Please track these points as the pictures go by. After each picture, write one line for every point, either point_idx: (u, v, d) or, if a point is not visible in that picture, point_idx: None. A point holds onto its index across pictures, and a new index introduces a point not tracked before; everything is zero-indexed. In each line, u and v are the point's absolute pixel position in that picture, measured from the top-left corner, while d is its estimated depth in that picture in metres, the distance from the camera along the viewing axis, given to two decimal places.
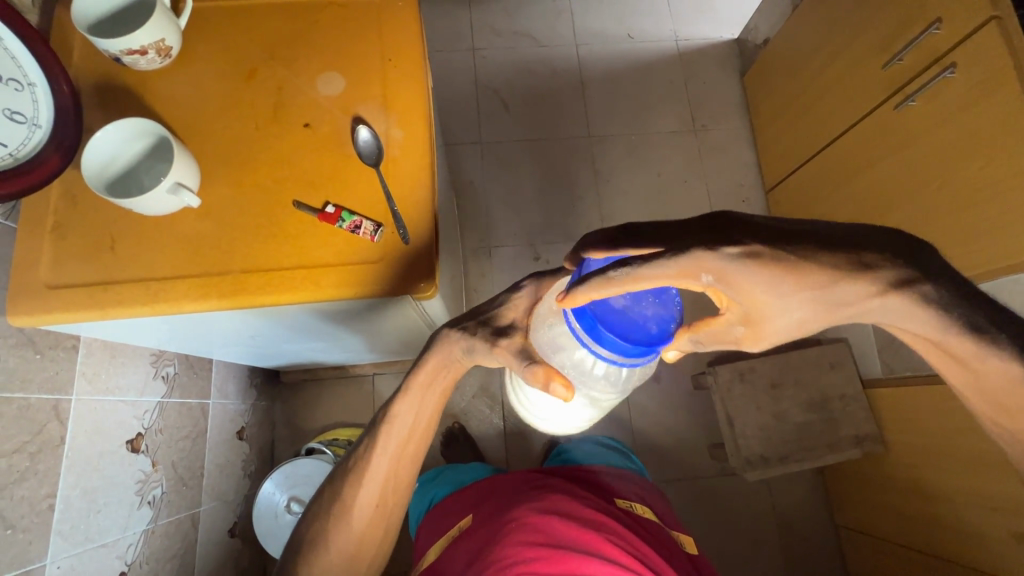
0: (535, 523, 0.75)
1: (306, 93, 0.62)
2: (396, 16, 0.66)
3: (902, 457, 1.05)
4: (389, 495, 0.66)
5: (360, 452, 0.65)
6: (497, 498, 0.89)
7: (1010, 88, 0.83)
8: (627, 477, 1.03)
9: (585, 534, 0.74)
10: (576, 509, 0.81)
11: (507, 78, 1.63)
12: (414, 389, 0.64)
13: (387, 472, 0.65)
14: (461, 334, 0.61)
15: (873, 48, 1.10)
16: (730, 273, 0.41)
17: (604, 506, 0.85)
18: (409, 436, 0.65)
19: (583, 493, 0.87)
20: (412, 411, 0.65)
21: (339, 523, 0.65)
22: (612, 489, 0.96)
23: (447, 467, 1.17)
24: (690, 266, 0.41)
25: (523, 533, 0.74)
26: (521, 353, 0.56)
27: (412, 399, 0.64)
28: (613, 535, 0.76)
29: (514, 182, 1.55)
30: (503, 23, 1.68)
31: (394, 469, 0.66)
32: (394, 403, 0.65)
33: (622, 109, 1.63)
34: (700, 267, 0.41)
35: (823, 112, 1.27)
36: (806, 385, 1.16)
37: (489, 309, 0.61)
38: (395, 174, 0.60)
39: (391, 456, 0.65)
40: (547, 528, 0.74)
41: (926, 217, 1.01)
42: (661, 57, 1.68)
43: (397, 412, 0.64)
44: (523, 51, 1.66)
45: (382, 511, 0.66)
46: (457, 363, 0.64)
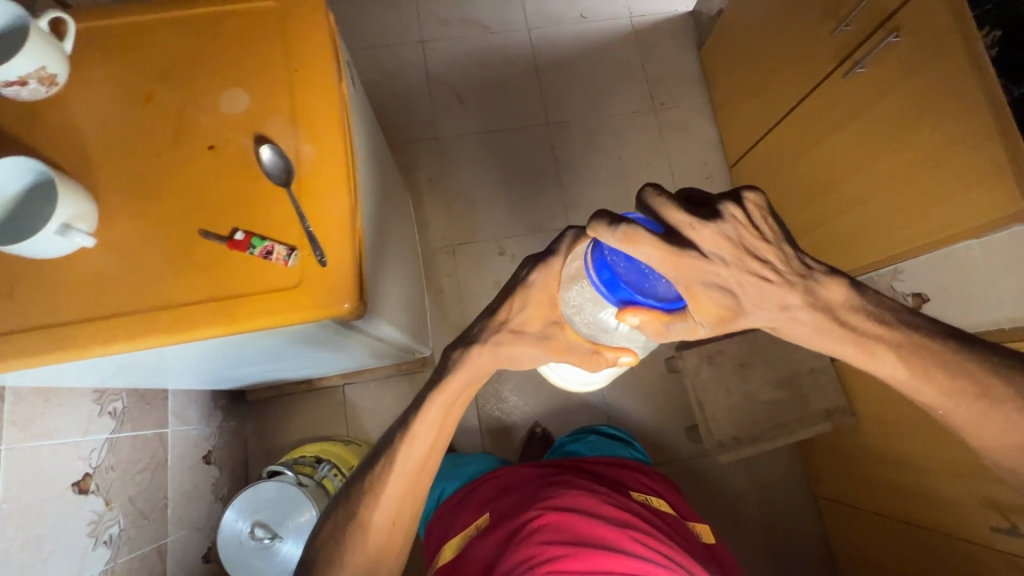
0: (553, 521, 0.74)
1: (206, 114, 0.58)
2: (302, 21, 0.62)
3: (872, 427, 1.05)
4: (406, 508, 0.67)
5: (377, 466, 0.66)
6: (517, 495, 0.88)
7: (952, 50, 0.81)
8: (630, 467, 1.02)
9: (606, 530, 0.73)
10: (591, 504, 0.79)
11: (459, 68, 1.59)
12: (431, 408, 0.65)
13: (402, 486, 0.66)
14: (491, 345, 0.64)
15: (820, 14, 1.07)
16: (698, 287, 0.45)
17: (617, 498, 0.83)
18: (424, 452, 0.67)
19: (596, 486, 0.85)
20: (432, 426, 0.66)
21: (356, 537, 0.65)
22: (619, 482, 0.95)
23: (452, 459, 1.18)
24: (675, 263, 0.44)
25: (544, 533, 0.73)
26: (573, 348, 0.61)
27: (430, 417, 0.66)
28: (634, 528, 0.75)
29: (474, 176, 1.51)
30: (451, 12, 1.63)
31: (410, 484, 0.66)
32: (409, 423, 0.66)
33: (579, 92, 1.59)
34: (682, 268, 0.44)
35: (779, 82, 1.25)
36: (774, 364, 1.13)
37: (512, 317, 0.63)
38: (307, 193, 0.57)
39: (407, 470, 0.66)
40: (568, 527, 0.73)
41: (880, 185, 0.99)
42: (616, 36, 1.63)
43: (414, 430, 0.66)
44: (474, 39, 1.61)
45: (397, 527, 0.66)
46: (479, 378, 0.67)
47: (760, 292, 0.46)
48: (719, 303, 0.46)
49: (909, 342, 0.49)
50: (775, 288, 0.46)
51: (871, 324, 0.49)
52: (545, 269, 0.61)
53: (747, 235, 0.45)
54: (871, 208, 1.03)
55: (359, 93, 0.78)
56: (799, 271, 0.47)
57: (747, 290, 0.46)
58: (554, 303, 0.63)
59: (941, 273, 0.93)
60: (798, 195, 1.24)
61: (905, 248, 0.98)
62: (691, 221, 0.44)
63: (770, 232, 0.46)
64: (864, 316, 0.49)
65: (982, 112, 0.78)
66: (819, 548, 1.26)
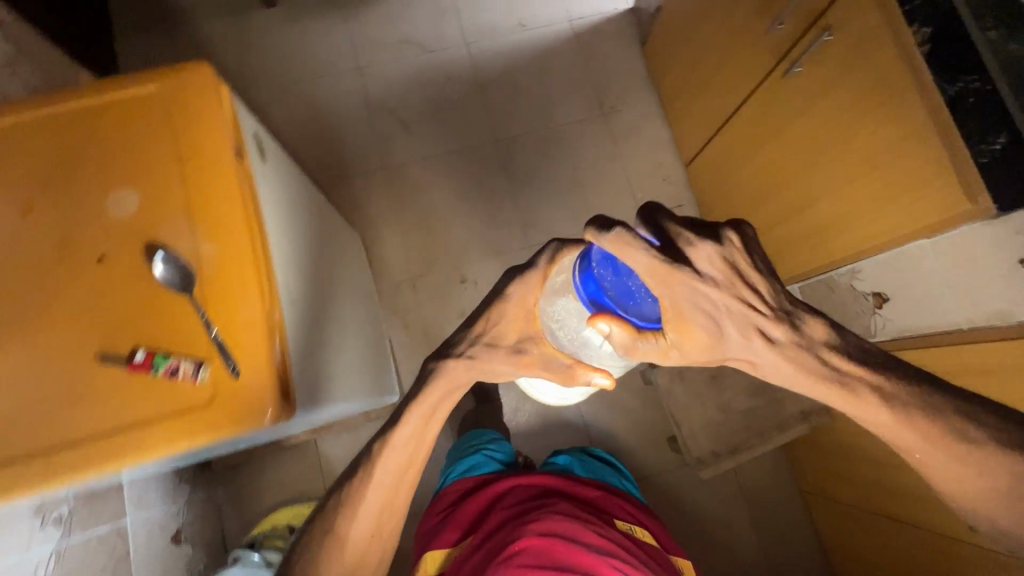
0: (534, 547, 0.73)
1: (91, 222, 0.54)
2: (193, 103, 0.57)
3: (847, 427, 1.04)
4: (386, 522, 0.67)
5: (353, 480, 0.66)
6: (504, 515, 0.87)
7: (884, 47, 0.78)
8: (615, 492, 1.00)
9: (588, 559, 0.72)
10: (575, 530, 0.78)
11: (399, 93, 1.53)
12: (408, 426, 0.65)
13: (376, 503, 0.65)
14: (468, 361, 0.63)
15: (755, 12, 1.05)
16: (681, 302, 0.44)
17: (602, 526, 0.83)
18: (399, 472, 0.66)
19: (583, 512, 0.84)
20: (408, 441, 0.65)
21: (331, 553, 0.64)
22: (605, 509, 0.93)
23: (449, 458, 1.18)
24: (664, 277, 0.43)
25: (525, 557, 0.72)
26: (549, 362, 0.61)
27: (407, 435, 0.65)
28: (617, 559, 0.74)
29: (428, 203, 1.47)
30: (384, 34, 1.57)
31: (392, 492, 0.66)
32: (385, 441, 0.66)
33: (526, 104, 1.55)
34: (671, 281, 0.43)
35: (722, 80, 1.22)
36: (746, 371, 1.12)
37: (488, 330, 0.63)
38: (213, 298, 0.52)
39: (382, 487, 0.65)
40: (548, 555, 0.72)
41: (826, 188, 0.97)
42: (557, 42, 1.59)
43: (388, 450, 0.65)
44: (412, 61, 1.55)
45: (376, 541, 0.66)
46: (455, 392, 0.65)
47: (745, 320, 0.45)
48: (699, 324, 0.45)
49: (891, 395, 0.46)
50: (761, 322, 0.45)
51: (854, 369, 0.46)
52: (522, 284, 0.61)
53: (742, 261, 0.44)
54: (819, 210, 1.01)
55: (275, 159, 0.73)
56: (786, 308, 0.45)
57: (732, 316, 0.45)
58: (532, 316, 0.62)
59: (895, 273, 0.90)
60: (752, 195, 1.22)
61: (857, 249, 0.95)
62: (691, 239, 0.43)
63: (763, 264, 0.45)
64: (850, 361, 0.46)
65: (920, 114, 0.76)
66: (810, 543, 1.26)
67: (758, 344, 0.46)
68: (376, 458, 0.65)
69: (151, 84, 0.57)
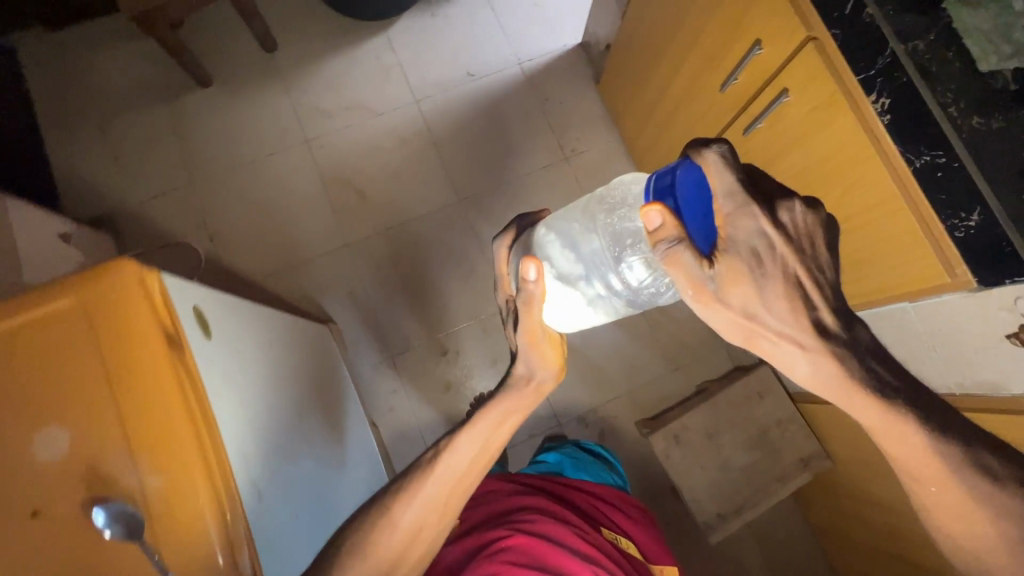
0: (519, 544, 0.79)
1: (21, 471, 0.51)
2: (113, 311, 0.53)
3: (849, 473, 1.03)
4: (439, 509, 0.73)
5: (416, 473, 0.74)
6: (494, 515, 0.92)
7: (845, 113, 0.76)
8: (609, 501, 1.03)
9: (567, 560, 0.78)
10: (562, 535, 0.83)
11: (354, 163, 1.47)
12: (482, 422, 0.77)
13: (444, 492, 0.74)
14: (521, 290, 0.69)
15: (706, 65, 1.02)
16: (744, 241, 0.56)
17: (588, 532, 0.88)
18: (469, 469, 0.75)
19: (572, 517, 0.90)
20: (471, 447, 0.75)
21: (380, 535, 0.70)
22: (594, 516, 0.97)
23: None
24: (745, 213, 0.56)
25: (509, 554, 0.78)
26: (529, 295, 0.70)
27: (482, 429, 0.77)
28: (596, 561, 0.79)
29: (398, 274, 1.42)
30: (330, 101, 1.51)
31: (447, 493, 0.74)
32: (456, 437, 0.76)
33: (485, 157, 1.51)
34: (752, 219, 0.56)
35: (682, 125, 1.20)
36: (741, 424, 1.10)
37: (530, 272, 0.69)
38: (163, 539, 0.50)
39: (450, 477, 0.74)
40: (531, 553, 0.78)
41: None
42: (508, 87, 1.55)
43: (459, 446, 0.75)
44: (362, 126, 1.50)
45: (416, 541, 0.72)
46: (513, 409, 0.78)
47: (794, 289, 0.57)
48: (750, 274, 0.56)
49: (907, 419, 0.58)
50: (808, 304, 0.57)
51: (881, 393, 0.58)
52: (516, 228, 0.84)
53: (807, 247, 0.58)
54: None
55: (242, 349, 0.69)
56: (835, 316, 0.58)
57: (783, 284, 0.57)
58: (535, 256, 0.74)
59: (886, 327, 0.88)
60: None
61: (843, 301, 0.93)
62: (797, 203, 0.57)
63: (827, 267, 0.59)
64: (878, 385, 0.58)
65: (887, 184, 0.74)
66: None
67: (796, 310, 0.58)
68: (439, 457, 0.74)
69: (61, 297, 0.53)
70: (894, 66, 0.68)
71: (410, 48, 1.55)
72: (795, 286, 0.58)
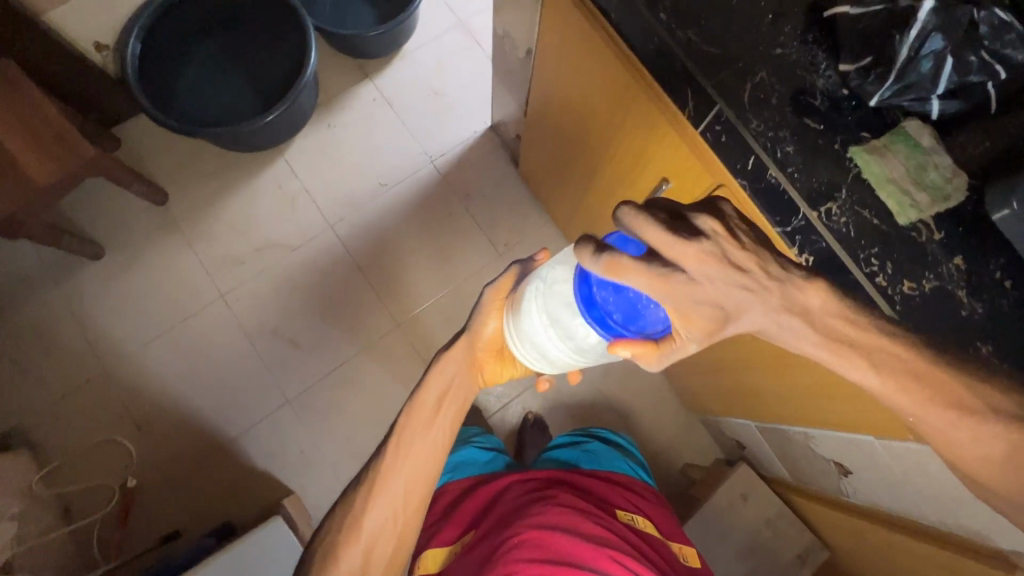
0: (533, 539, 0.73)
1: None
2: None
3: (850, 568, 1.00)
4: (401, 505, 0.73)
5: (377, 470, 0.75)
6: (499, 513, 0.85)
7: None
8: (619, 484, 0.96)
9: (585, 550, 0.72)
10: (574, 522, 0.78)
11: (278, 311, 1.37)
12: (421, 409, 0.78)
13: (401, 488, 0.74)
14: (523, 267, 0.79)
15: (620, 180, 0.96)
16: (682, 305, 0.53)
17: (604, 517, 0.81)
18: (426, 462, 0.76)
19: (582, 501, 0.83)
20: (417, 430, 0.77)
21: (350, 535, 0.72)
22: (606, 498, 0.90)
23: (465, 446, 1.14)
24: (663, 281, 0.52)
25: (522, 550, 0.72)
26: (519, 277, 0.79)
27: (423, 419, 0.78)
28: (617, 551, 0.74)
29: (351, 420, 1.33)
30: (239, 245, 1.40)
31: (410, 484, 0.74)
32: (411, 425, 0.77)
33: (417, 271, 1.42)
34: (670, 280, 0.52)
35: (609, 225, 1.13)
36: (732, 531, 1.07)
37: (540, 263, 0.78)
38: None
39: (406, 470, 0.75)
40: (547, 544, 0.72)
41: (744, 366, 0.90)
42: (425, 189, 1.46)
43: (416, 436, 0.77)
44: (279, 266, 1.39)
45: (391, 531, 0.72)
46: (451, 396, 0.80)
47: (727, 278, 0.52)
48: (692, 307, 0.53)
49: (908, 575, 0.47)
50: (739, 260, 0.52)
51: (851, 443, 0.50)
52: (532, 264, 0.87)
53: (725, 245, 0.53)
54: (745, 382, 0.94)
55: None
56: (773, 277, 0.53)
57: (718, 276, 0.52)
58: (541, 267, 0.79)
59: (857, 462, 0.81)
60: None
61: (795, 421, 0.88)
62: (674, 240, 0.52)
63: (743, 238, 0.54)
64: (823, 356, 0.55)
65: None
66: None
67: (729, 288, 0.52)
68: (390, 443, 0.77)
69: None
70: (810, 229, 0.62)
71: (312, 169, 1.45)
72: (730, 273, 0.52)
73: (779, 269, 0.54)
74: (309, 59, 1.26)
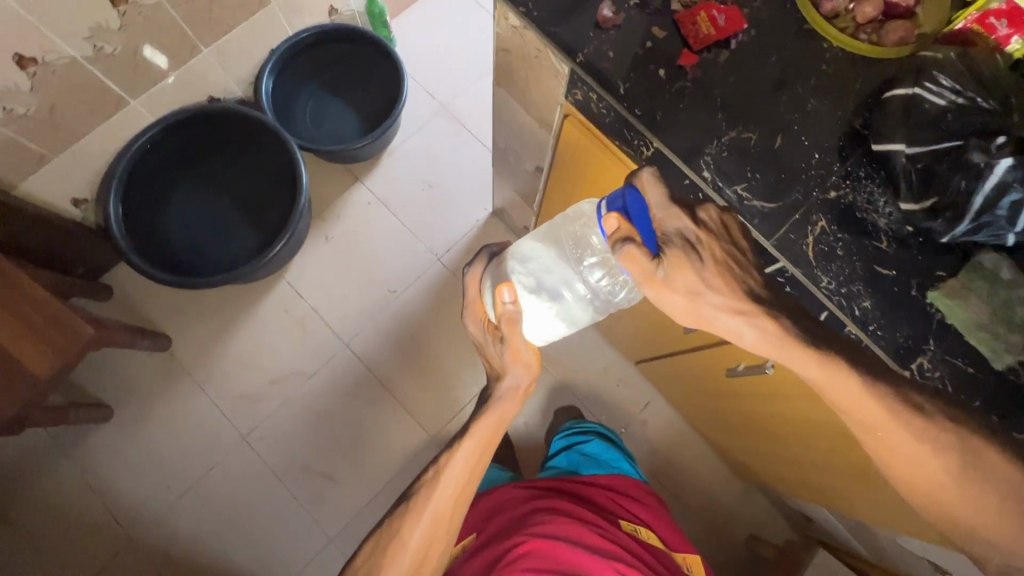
0: (537, 548, 0.77)
1: None
2: None
3: None
4: (442, 526, 0.75)
5: (420, 492, 0.76)
6: (504, 519, 0.88)
7: None
8: (620, 491, 0.97)
9: (590, 559, 0.76)
10: (577, 532, 0.80)
11: (304, 445, 1.31)
12: (472, 438, 0.77)
13: (441, 509, 0.75)
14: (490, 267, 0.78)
15: None
16: (678, 239, 0.57)
17: (606, 528, 0.84)
18: (455, 488, 0.76)
19: (588, 512, 0.85)
20: (466, 459, 0.76)
21: (394, 554, 0.73)
22: (608, 508, 0.92)
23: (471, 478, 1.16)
24: (671, 211, 0.58)
25: (528, 561, 0.75)
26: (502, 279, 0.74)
27: (469, 447, 0.77)
28: (622, 562, 0.77)
29: None
30: (252, 380, 1.33)
31: (450, 501, 0.75)
32: (454, 454, 0.77)
33: (441, 377, 1.36)
34: (676, 215, 0.57)
35: (640, 323, 1.08)
36: None
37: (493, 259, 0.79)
38: None
39: (444, 495, 0.75)
40: (554, 556, 0.75)
41: (826, 470, 0.87)
42: (436, 289, 1.41)
43: (453, 463, 0.76)
44: (298, 396, 1.33)
45: (431, 551, 0.74)
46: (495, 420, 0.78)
47: (724, 275, 0.58)
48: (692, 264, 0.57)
49: None
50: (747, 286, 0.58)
51: None
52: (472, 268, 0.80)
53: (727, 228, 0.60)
54: (824, 482, 0.90)
55: None
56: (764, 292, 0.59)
57: (713, 260, 0.57)
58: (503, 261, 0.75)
59: (960, 568, 0.78)
60: (729, 426, 1.09)
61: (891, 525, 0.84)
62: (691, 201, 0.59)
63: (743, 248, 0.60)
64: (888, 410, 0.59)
65: None
66: None
67: (725, 283, 0.58)
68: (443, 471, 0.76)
69: None
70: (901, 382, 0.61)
71: (316, 287, 1.40)
72: (727, 269, 0.58)
73: (772, 294, 0.60)
74: (303, 183, 1.20)
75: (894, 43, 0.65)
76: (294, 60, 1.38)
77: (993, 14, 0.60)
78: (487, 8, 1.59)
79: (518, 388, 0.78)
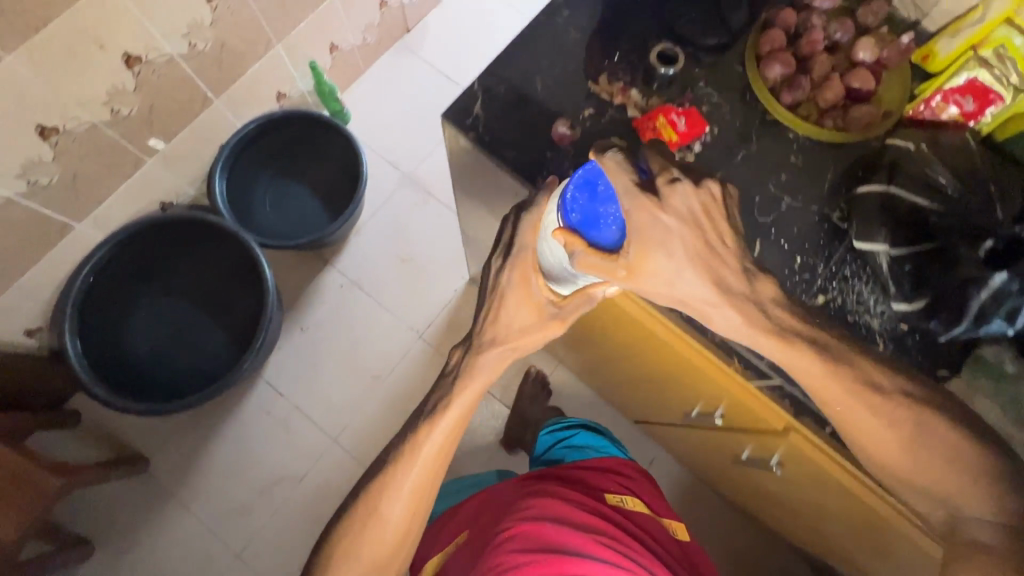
0: (523, 529, 0.67)
1: None
2: None
3: None
4: (422, 500, 0.64)
5: (395, 465, 0.64)
6: (490, 512, 0.77)
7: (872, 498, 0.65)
8: (609, 471, 0.86)
9: (578, 536, 0.66)
10: (563, 509, 0.71)
11: (300, 553, 1.24)
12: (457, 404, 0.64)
13: (424, 479, 0.64)
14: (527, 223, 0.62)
15: (648, 381, 0.87)
16: (647, 229, 0.50)
17: (593, 504, 0.74)
18: (435, 462, 0.64)
19: (574, 492, 0.76)
20: (439, 437, 0.64)
21: (371, 532, 0.63)
22: (595, 486, 0.81)
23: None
24: (641, 200, 0.50)
25: (514, 543, 0.65)
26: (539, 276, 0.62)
27: (447, 418, 0.64)
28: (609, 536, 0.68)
29: None
30: (238, 490, 1.27)
31: (427, 479, 0.64)
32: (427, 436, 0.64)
33: None
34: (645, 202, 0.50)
35: (636, 397, 1.04)
36: None
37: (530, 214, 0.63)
38: None
39: (419, 470, 0.63)
40: (540, 534, 0.66)
41: (851, 548, 0.82)
42: (422, 368, 1.36)
43: (432, 438, 0.63)
44: (288, 501, 1.27)
45: (411, 526, 0.64)
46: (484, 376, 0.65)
47: (699, 263, 0.51)
48: (662, 249, 0.50)
49: None
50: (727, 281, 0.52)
51: None
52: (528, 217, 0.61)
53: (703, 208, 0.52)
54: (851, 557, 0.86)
55: None
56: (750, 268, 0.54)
57: (689, 251, 0.51)
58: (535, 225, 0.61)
59: None
60: (742, 493, 1.04)
61: None
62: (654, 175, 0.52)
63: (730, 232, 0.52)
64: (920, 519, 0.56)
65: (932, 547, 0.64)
66: None
67: (702, 273, 0.52)
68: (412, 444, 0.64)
69: None
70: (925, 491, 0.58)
71: (296, 383, 1.34)
72: (710, 259, 0.51)
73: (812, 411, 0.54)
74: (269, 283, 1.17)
75: (861, 127, 0.62)
76: (251, 139, 1.32)
77: (957, 92, 0.60)
78: (441, 69, 1.57)
79: (514, 344, 0.64)
